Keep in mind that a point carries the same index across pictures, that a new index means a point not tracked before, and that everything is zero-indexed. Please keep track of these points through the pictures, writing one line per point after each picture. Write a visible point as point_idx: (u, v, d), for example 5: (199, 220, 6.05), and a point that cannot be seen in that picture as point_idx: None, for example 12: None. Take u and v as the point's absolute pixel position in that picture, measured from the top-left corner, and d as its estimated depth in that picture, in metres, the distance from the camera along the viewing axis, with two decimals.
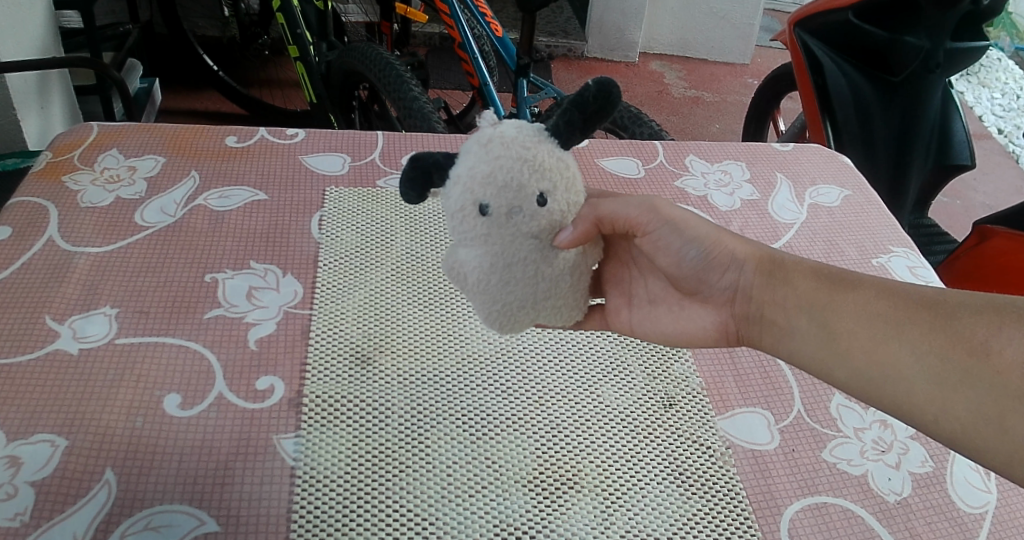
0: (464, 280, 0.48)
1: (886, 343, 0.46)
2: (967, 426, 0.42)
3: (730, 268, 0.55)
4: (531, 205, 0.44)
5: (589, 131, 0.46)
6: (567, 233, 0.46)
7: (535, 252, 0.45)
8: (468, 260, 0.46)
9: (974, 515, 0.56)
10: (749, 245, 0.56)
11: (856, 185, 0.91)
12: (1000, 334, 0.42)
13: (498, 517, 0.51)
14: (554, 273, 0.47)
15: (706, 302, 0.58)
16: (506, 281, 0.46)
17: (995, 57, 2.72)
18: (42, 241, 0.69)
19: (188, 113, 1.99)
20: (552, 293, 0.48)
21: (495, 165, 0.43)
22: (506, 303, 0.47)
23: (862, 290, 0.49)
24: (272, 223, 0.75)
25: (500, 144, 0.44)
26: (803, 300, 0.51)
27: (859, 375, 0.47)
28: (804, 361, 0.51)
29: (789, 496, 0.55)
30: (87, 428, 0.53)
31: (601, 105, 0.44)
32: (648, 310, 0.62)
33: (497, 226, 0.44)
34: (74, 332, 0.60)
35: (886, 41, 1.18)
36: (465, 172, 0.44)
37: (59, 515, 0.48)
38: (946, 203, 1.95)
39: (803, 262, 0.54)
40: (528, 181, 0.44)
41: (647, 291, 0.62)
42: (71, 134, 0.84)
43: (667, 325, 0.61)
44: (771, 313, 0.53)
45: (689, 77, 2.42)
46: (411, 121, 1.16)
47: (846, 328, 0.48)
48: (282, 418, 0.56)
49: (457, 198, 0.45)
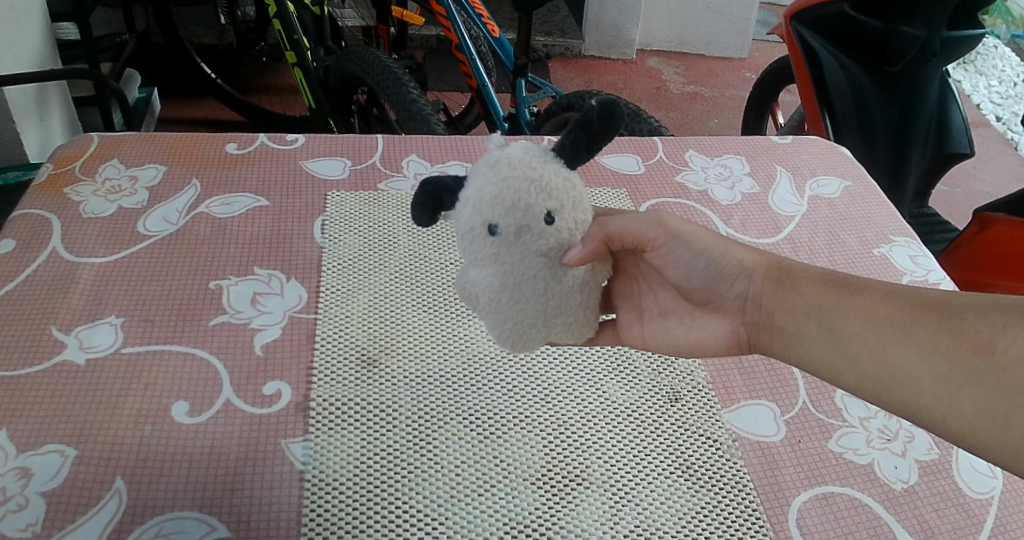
0: (476, 300, 0.48)
1: (893, 345, 0.46)
2: (975, 425, 0.42)
3: (740, 278, 0.55)
4: (539, 224, 0.44)
5: (594, 151, 0.46)
6: (576, 251, 0.46)
7: (544, 269, 0.46)
8: (479, 280, 0.47)
9: (980, 501, 0.56)
10: (756, 254, 0.56)
11: (855, 175, 0.91)
12: (1005, 333, 0.43)
13: (508, 514, 0.51)
14: (564, 290, 0.47)
15: (717, 311, 0.58)
16: (517, 299, 0.46)
17: (992, 45, 2.73)
18: (46, 253, 0.69)
19: (187, 121, 1.99)
20: (563, 310, 0.48)
21: (503, 187, 0.43)
22: (517, 322, 0.47)
23: (868, 294, 0.49)
24: (275, 229, 0.75)
25: (507, 165, 0.44)
26: (810, 306, 0.51)
27: (868, 378, 0.47)
28: (816, 368, 0.51)
29: (796, 487, 0.56)
30: (95, 439, 0.53)
31: (604, 126, 0.44)
32: (660, 323, 0.62)
33: (506, 245, 0.44)
34: (80, 342, 0.60)
35: (881, 31, 1.20)
36: (473, 195, 0.44)
37: (69, 525, 0.48)
38: (945, 192, 1.95)
39: (810, 269, 0.54)
40: (535, 200, 0.44)
41: (657, 303, 0.62)
42: (70, 146, 0.84)
43: (679, 337, 0.61)
44: (781, 320, 0.53)
45: (687, 73, 2.43)
46: (411, 125, 1.16)
47: (854, 331, 0.48)
48: (290, 422, 0.56)
49: (466, 219, 0.45)
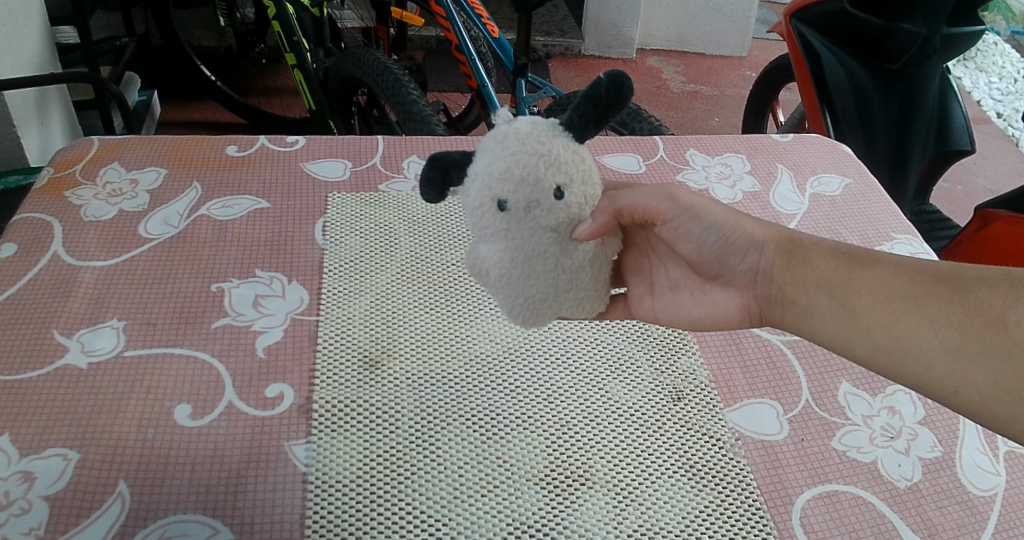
0: (486, 275, 0.48)
1: (905, 317, 0.46)
2: (987, 398, 0.42)
3: (751, 251, 0.55)
4: (549, 198, 0.44)
5: (603, 124, 0.46)
6: (586, 226, 0.46)
7: (554, 244, 0.46)
8: (489, 256, 0.47)
9: (984, 498, 0.56)
10: (767, 227, 0.56)
11: (856, 172, 0.91)
12: (1017, 307, 0.42)
13: (512, 515, 0.51)
14: (574, 265, 0.47)
15: (728, 286, 0.58)
16: (528, 275, 0.46)
17: (992, 41, 2.73)
18: (48, 256, 0.69)
19: (188, 124, 1.99)
20: (574, 285, 0.48)
21: (512, 161, 0.43)
22: (528, 296, 0.47)
23: (879, 268, 0.49)
24: (277, 230, 0.75)
25: (515, 140, 0.44)
26: (822, 278, 0.51)
27: (881, 351, 0.48)
28: (827, 340, 0.51)
29: (801, 486, 0.55)
30: (97, 442, 0.53)
31: (614, 98, 0.44)
32: (671, 298, 0.62)
33: (516, 220, 0.44)
34: (82, 346, 0.60)
35: (881, 28, 1.18)
36: (483, 169, 0.44)
37: (73, 529, 0.48)
38: (946, 189, 1.94)
39: (822, 242, 0.54)
40: (545, 175, 0.43)
41: (668, 278, 0.63)
42: (71, 150, 0.84)
43: (690, 311, 0.61)
44: (791, 292, 0.53)
45: (686, 72, 2.43)
46: (412, 125, 1.16)
47: (866, 304, 0.48)
48: (292, 424, 0.56)
49: (475, 195, 0.45)
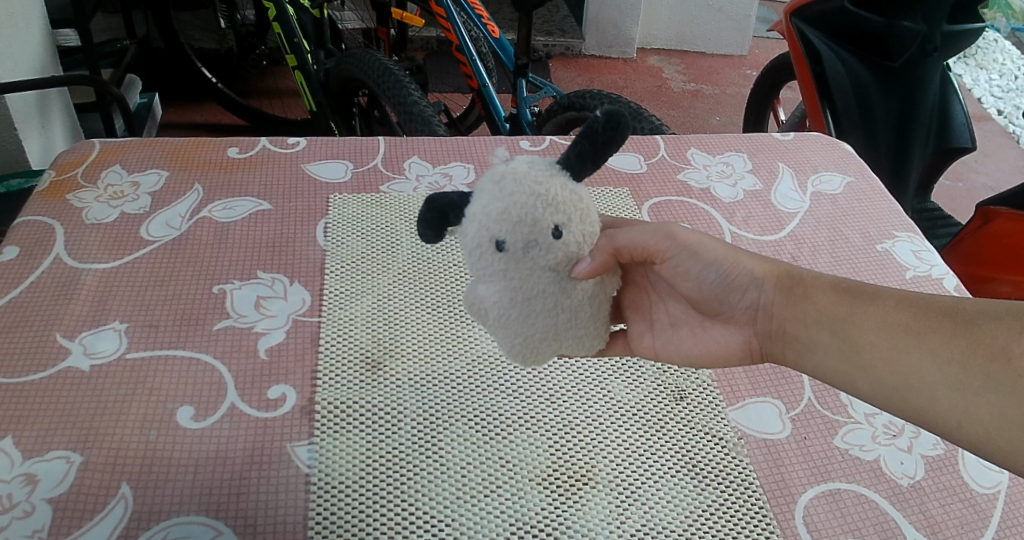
0: (485, 315, 0.48)
1: (907, 352, 0.46)
2: (991, 431, 0.42)
3: (751, 288, 0.55)
4: (547, 238, 0.44)
5: (600, 163, 0.46)
6: (585, 264, 0.46)
7: (554, 283, 0.46)
8: (487, 295, 0.47)
9: (987, 496, 0.56)
10: (766, 263, 0.55)
11: (857, 171, 0.91)
12: (1019, 339, 0.42)
13: (515, 516, 0.51)
14: (574, 304, 0.47)
15: (728, 322, 0.58)
16: (527, 315, 0.46)
17: (993, 38, 2.72)
18: (50, 259, 0.69)
19: (188, 126, 2.00)
20: (573, 325, 0.48)
21: (510, 202, 0.43)
22: (529, 336, 0.47)
23: (881, 302, 0.49)
24: (278, 232, 0.75)
25: (512, 180, 0.44)
26: (823, 314, 0.51)
27: (885, 387, 0.47)
28: (829, 376, 0.51)
29: (803, 485, 0.55)
30: (100, 444, 0.53)
31: (611, 135, 0.44)
32: (671, 334, 0.61)
33: (514, 260, 0.44)
34: (84, 348, 0.60)
35: (882, 27, 1.18)
36: (480, 210, 0.44)
37: (77, 530, 0.48)
38: (948, 186, 1.94)
39: (822, 277, 0.54)
40: (543, 215, 0.43)
41: (668, 314, 0.62)
42: (72, 152, 0.84)
43: (692, 347, 0.60)
44: (793, 328, 0.53)
45: (687, 71, 2.42)
46: (412, 125, 1.17)
47: (868, 340, 0.48)
48: (295, 426, 0.56)
49: (473, 235, 0.44)
